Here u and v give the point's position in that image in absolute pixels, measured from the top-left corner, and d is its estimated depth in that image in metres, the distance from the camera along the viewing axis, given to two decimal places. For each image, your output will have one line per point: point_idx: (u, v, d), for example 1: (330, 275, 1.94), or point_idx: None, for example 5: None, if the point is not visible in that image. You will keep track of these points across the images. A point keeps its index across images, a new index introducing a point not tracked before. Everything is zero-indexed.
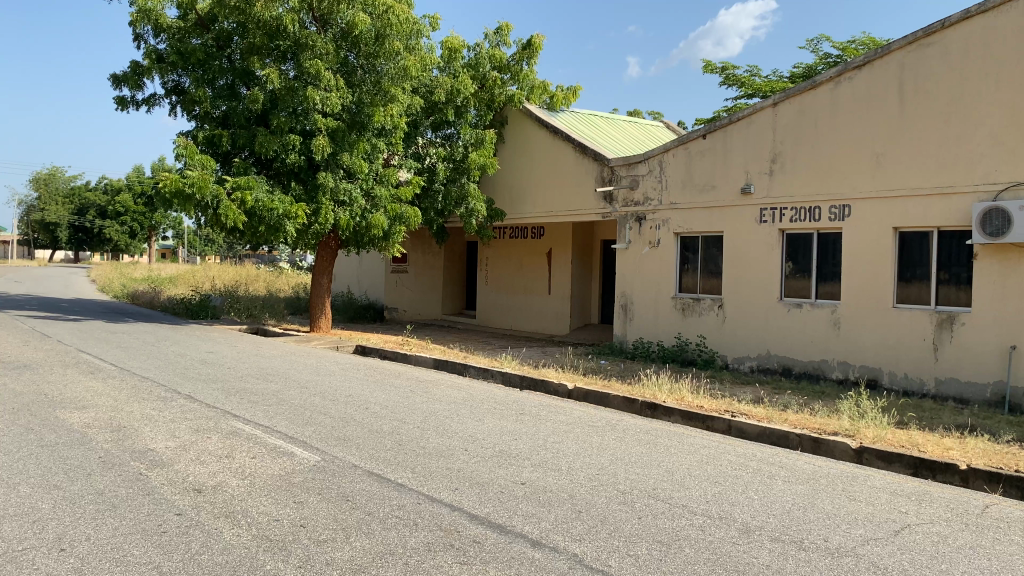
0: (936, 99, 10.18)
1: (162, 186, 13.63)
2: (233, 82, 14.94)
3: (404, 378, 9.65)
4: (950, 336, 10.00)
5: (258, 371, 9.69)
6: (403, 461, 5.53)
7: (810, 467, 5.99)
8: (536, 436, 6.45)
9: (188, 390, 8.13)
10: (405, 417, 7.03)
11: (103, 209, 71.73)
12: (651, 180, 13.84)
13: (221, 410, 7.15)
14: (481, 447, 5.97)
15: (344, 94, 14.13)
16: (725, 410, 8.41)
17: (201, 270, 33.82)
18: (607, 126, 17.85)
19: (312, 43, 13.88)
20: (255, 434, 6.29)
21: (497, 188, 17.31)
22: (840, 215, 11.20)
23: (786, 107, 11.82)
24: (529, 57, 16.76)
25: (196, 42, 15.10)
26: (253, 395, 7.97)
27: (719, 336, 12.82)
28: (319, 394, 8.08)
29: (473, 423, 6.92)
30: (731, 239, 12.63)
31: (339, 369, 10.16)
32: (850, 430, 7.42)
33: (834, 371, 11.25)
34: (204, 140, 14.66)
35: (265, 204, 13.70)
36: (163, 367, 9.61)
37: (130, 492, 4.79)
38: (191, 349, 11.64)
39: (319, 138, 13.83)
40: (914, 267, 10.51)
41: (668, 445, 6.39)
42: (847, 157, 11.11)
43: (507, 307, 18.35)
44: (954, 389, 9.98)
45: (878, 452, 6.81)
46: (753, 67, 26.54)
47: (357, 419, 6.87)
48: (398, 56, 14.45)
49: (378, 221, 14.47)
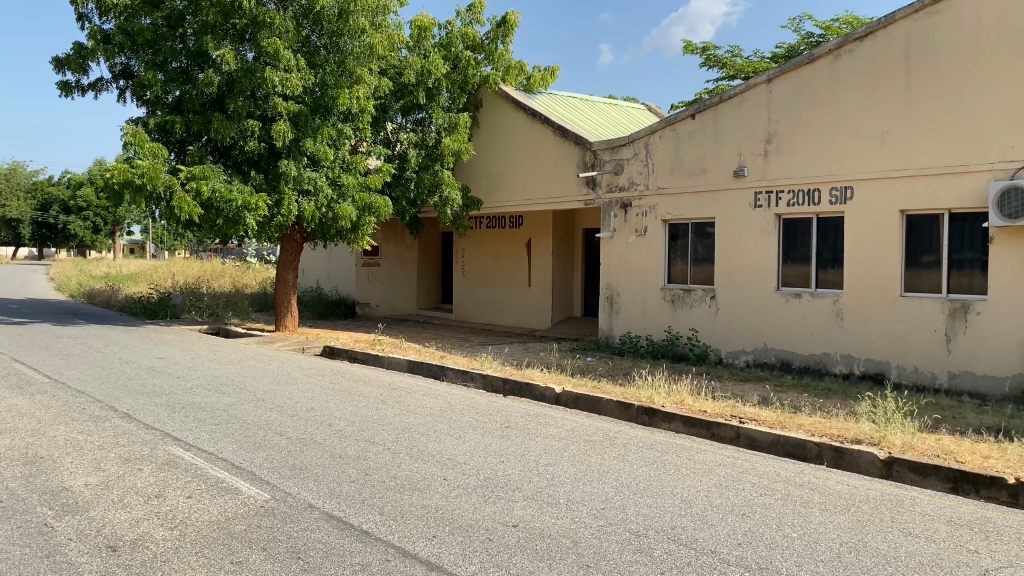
0: (947, 70, 9.39)
1: (110, 178, 12.51)
2: (187, 65, 13.81)
3: (375, 385, 8.74)
4: (965, 327, 9.26)
5: (212, 380, 8.71)
6: (370, 497, 4.62)
7: (844, 488, 5.18)
8: (525, 457, 5.57)
9: (125, 407, 7.13)
10: (373, 436, 6.12)
11: (66, 205, 69.69)
12: (636, 163, 12.96)
13: (160, 433, 6.18)
14: (463, 474, 5.08)
15: (305, 75, 13.10)
16: (732, 414, 7.61)
17: (166, 266, 32.53)
18: (586, 108, 16.96)
19: (270, 20, 12.80)
20: (196, 464, 5.34)
21: (473, 175, 16.37)
22: (842, 198, 10.40)
23: (781, 84, 11.00)
24: (504, 36, 15.74)
25: (145, 22, 13.91)
26: (201, 411, 7.01)
27: (712, 328, 12.01)
28: (276, 409, 7.14)
29: (452, 441, 6.02)
30: (724, 225, 11.81)
31: (302, 376, 9.21)
32: (875, 437, 6.65)
33: (837, 365, 10.49)
34: (155, 128, 13.55)
35: (222, 194, 12.65)
36: (103, 379, 8.59)
37: (24, 554, 3.82)
38: (141, 356, 10.58)
39: (280, 123, 12.78)
40: (924, 252, 9.75)
41: (678, 465, 5.56)
42: (849, 135, 10.31)
43: (485, 300, 17.45)
44: (969, 382, 9.24)
45: (910, 464, 6.01)
46: (735, 47, 25.79)
47: (318, 440, 5.96)
48: (363, 34, 13.47)
49: (346, 212, 13.45)
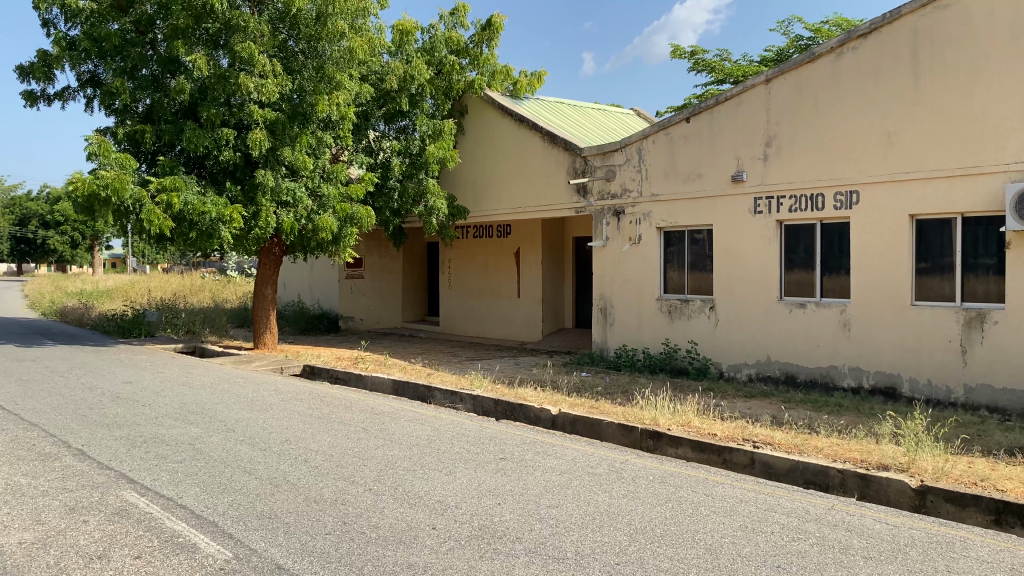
0: (957, 68, 8.90)
1: (74, 191, 11.82)
2: (157, 71, 13.14)
3: (356, 410, 8.10)
4: (981, 337, 8.75)
5: (180, 408, 8.03)
6: (346, 554, 4.00)
7: (885, 529, 4.61)
8: (524, 497, 4.97)
9: (80, 442, 6.45)
10: (353, 474, 5.49)
11: (46, 220, 68.57)
12: (629, 169, 12.42)
13: (116, 474, 5.52)
14: (455, 522, 4.47)
15: (282, 81, 12.47)
16: (744, 438, 7.03)
17: (144, 281, 31.60)
18: (575, 113, 16.43)
19: (244, 24, 12.21)
20: (151, 513, 4.69)
21: (458, 184, 15.79)
22: (847, 203, 9.89)
23: (781, 84, 10.49)
24: (489, 39, 15.17)
25: (112, 27, 13.22)
26: (164, 446, 6.34)
27: (712, 340, 11.46)
28: (248, 441, 6.50)
29: (442, 478, 5.41)
30: (722, 232, 11.27)
31: (278, 401, 8.55)
32: (903, 463, 6.10)
33: (845, 378, 9.96)
34: (124, 138, 12.86)
35: (195, 207, 12.01)
36: (61, 408, 7.89)
37: None
38: (108, 380, 9.86)
39: (256, 131, 12.13)
40: (935, 259, 9.24)
41: (695, 502, 4.98)
42: (854, 136, 9.80)
43: (473, 312, 16.84)
44: (987, 396, 8.71)
45: (946, 494, 5.45)
46: (724, 52, 25.40)
47: (291, 480, 5.34)
48: (342, 38, 12.84)
49: (326, 223, 12.82)
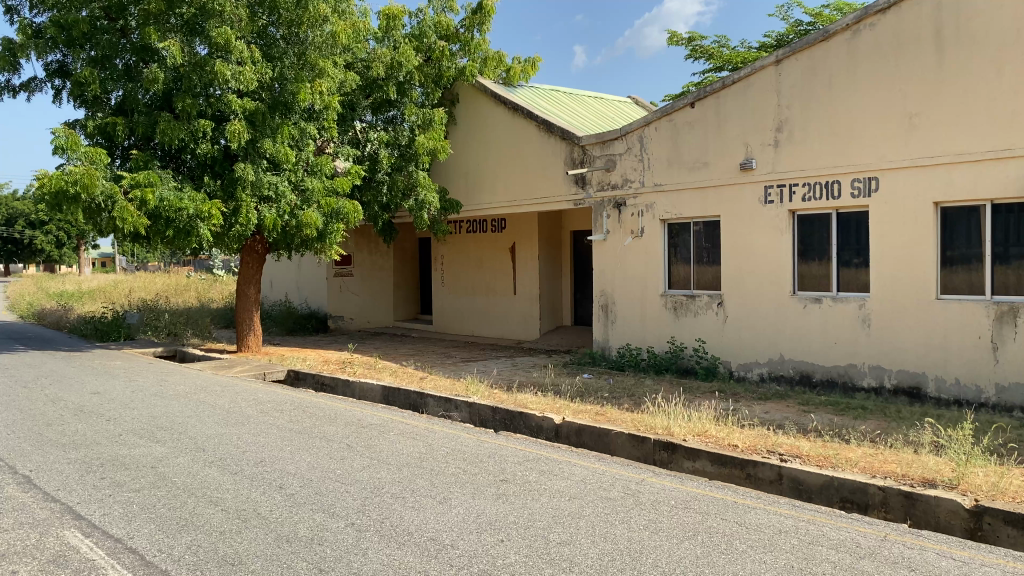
0: (984, 43, 8.21)
1: (42, 188, 11.03)
2: (130, 60, 12.36)
3: (341, 423, 7.39)
4: (1014, 333, 8.07)
5: (148, 423, 7.32)
6: None
7: (953, 567, 3.95)
8: (531, 532, 4.30)
9: (28, 467, 5.74)
10: (334, 504, 4.80)
11: (32, 219, 67.51)
12: (630, 157, 11.72)
13: (61, 509, 4.81)
14: (451, 568, 3.79)
15: (261, 68, 11.73)
16: (769, 449, 6.35)
17: (127, 281, 30.74)
18: (571, 102, 15.74)
19: (219, 7, 11.43)
20: (92, 561, 3.99)
21: (450, 176, 15.09)
22: (865, 190, 9.22)
23: (792, 65, 9.81)
24: (480, 23, 14.43)
25: (81, 13, 12.41)
26: (122, 471, 5.62)
27: (721, 338, 10.79)
28: (218, 464, 5.80)
29: (435, 509, 4.72)
30: (730, 223, 10.60)
31: (256, 413, 7.84)
32: (951, 478, 5.44)
33: (866, 377, 9.31)
34: (95, 131, 12.08)
35: (171, 202, 11.27)
36: (16, 426, 7.17)
37: None
38: (74, 391, 9.12)
39: (234, 123, 11.37)
40: (962, 249, 8.57)
41: (729, 536, 4.30)
42: (872, 118, 9.13)
43: (467, 310, 16.14)
44: (1021, 396, 8.05)
45: (1006, 516, 4.77)
46: (722, 37, 24.67)
47: (261, 513, 4.65)
48: (325, 22, 12.10)
49: (310, 218, 12.06)
